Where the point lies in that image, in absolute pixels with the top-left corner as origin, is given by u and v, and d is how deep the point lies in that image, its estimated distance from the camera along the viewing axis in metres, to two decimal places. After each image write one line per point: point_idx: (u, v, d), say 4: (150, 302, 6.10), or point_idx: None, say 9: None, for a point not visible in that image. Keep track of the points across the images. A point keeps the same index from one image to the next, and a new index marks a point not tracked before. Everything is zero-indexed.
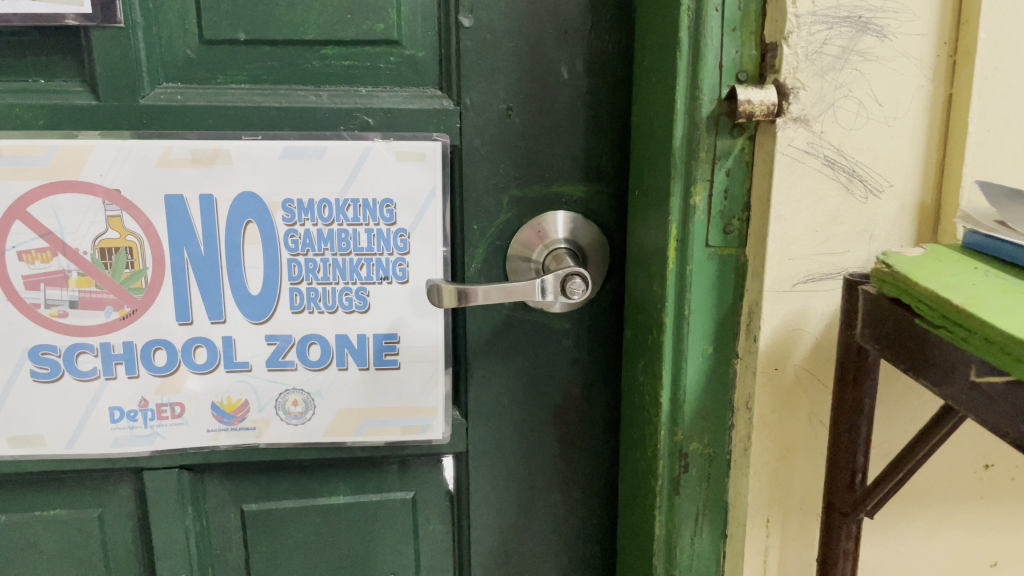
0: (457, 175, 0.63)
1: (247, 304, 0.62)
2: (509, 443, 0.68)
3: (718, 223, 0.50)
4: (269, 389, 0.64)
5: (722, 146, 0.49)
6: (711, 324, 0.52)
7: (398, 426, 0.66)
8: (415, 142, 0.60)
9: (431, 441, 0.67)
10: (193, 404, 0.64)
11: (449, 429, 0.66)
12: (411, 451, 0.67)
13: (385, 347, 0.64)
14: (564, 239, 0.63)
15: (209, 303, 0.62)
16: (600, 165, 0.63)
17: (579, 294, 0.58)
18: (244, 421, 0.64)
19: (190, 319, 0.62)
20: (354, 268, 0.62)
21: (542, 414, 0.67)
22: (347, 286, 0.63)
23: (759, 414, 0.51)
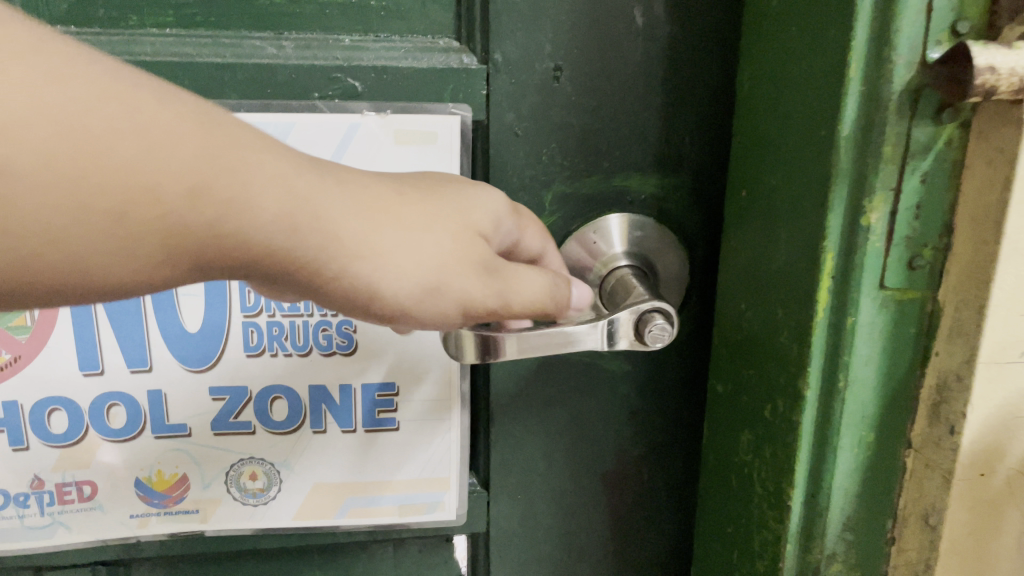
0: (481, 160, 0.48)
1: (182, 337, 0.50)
2: (545, 520, 0.51)
3: (901, 255, 0.33)
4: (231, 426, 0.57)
5: (920, 138, 0.31)
6: (874, 400, 0.35)
7: (396, 505, 0.48)
8: (422, 116, 0.42)
9: (440, 522, 0.50)
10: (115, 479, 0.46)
11: (465, 506, 0.49)
12: (413, 534, 0.50)
13: (378, 403, 0.46)
14: (630, 256, 0.45)
15: (126, 346, 0.43)
16: (682, 151, 0.45)
17: (664, 341, 0.40)
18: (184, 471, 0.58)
19: (100, 368, 0.43)
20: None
21: (589, 483, 0.50)
22: (323, 319, 0.44)
23: (949, 538, 0.35)
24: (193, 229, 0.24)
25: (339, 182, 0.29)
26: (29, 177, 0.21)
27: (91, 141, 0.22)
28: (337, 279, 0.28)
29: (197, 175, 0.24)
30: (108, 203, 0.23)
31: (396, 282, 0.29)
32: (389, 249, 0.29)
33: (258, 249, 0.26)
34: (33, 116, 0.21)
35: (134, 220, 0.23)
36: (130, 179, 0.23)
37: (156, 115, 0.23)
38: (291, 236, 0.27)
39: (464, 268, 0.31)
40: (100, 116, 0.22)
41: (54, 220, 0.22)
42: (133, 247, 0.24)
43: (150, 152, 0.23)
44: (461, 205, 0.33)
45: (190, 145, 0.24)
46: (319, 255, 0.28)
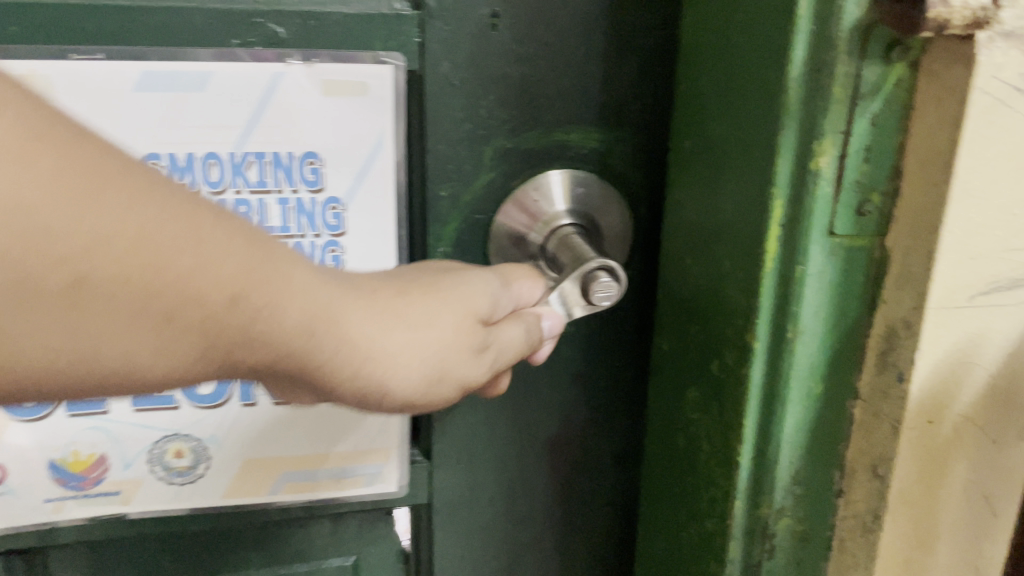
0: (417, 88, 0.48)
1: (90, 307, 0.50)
2: (489, 489, 0.49)
3: (850, 201, 0.32)
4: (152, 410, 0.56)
5: (870, 79, 0.31)
6: (824, 351, 0.35)
7: (333, 478, 0.46)
8: (352, 67, 0.40)
9: (381, 494, 0.48)
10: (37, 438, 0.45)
11: (407, 478, 0.48)
12: (352, 508, 0.49)
13: None
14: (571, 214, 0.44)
15: None
16: (625, 104, 0.43)
17: (612, 297, 0.37)
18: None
19: None
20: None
21: (534, 449, 0.49)
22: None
23: (897, 489, 0.34)
24: (228, 333, 0.25)
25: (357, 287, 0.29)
26: (99, 284, 0.22)
27: (152, 253, 0.23)
28: (351, 378, 0.28)
29: (237, 287, 0.24)
30: (163, 305, 0.23)
31: (401, 378, 0.29)
32: (396, 345, 0.29)
33: (289, 356, 0.26)
34: (104, 237, 0.22)
35: (181, 322, 0.24)
36: (184, 288, 0.23)
37: (214, 231, 0.24)
38: (314, 340, 0.27)
39: (462, 354, 0.31)
40: (165, 230, 0.23)
41: (111, 320, 0.23)
42: (175, 344, 0.24)
43: (202, 267, 0.24)
44: (469, 293, 0.32)
45: (242, 257, 0.25)
46: (340, 352, 0.27)
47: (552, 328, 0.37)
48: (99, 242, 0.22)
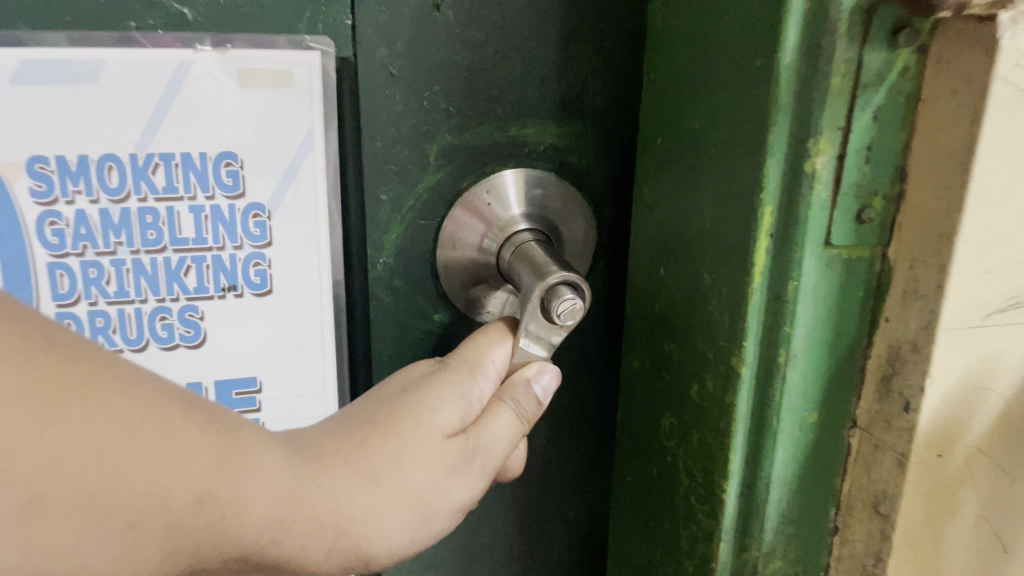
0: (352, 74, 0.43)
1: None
2: None
3: (850, 206, 0.28)
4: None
5: (873, 67, 0.26)
6: (818, 375, 0.31)
7: None
8: (271, 53, 0.35)
9: None
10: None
11: None
12: None
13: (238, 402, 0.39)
14: (531, 219, 0.39)
15: None
16: (585, 93, 0.39)
17: (578, 314, 0.32)
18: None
19: None
20: (172, 276, 0.36)
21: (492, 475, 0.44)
22: (161, 304, 0.37)
23: (903, 531, 0.30)
24: (195, 540, 0.20)
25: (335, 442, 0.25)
26: (47, 503, 0.18)
27: (113, 465, 0.18)
28: (329, 554, 0.24)
29: (209, 484, 0.20)
30: (123, 516, 0.19)
31: (386, 540, 0.25)
32: (380, 506, 0.25)
33: (264, 548, 0.22)
34: (59, 453, 0.18)
35: (141, 534, 0.19)
36: (146, 497, 0.19)
37: (183, 431, 0.20)
38: (295, 521, 0.23)
39: (452, 493, 0.27)
40: (128, 436, 0.19)
41: (59, 546, 0.18)
42: (136, 558, 0.20)
43: (167, 474, 0.19)
44: (451, 417, 0.28)
45: (214, 452, 0.21)
46: (323, 530, 0.23)
47: (547, 386, 0.34)
48: (49, 461, 0.17)
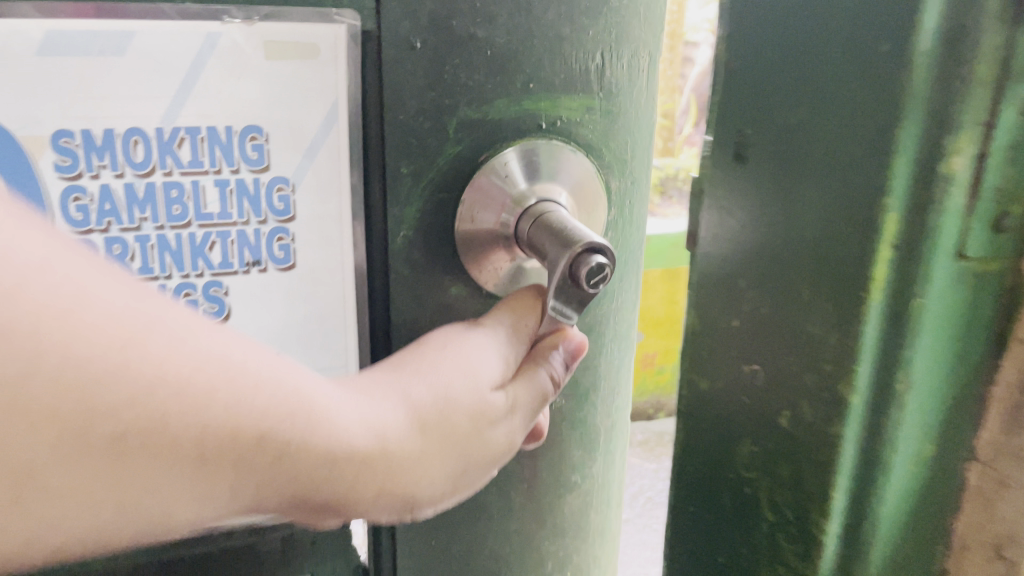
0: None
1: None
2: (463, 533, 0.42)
3: (990, 215, 0.25)
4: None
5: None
6: (937, 400, 0.27)
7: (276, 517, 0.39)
8: (302, 20, 0.32)
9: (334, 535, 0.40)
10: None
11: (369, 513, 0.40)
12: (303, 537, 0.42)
13: None
14: (543, 187, 0.35)
15: None
16: (599, 65, 0.36)
17: (608, 277, 0.30)
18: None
19: None
20: (196, 253, 0.33)
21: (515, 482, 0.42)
22: (185, 281, 0.33)
23: None
24: (265, 481, 0.20)
25: (369, 389, 0.24)
26: (138, 436, 0.17)
27: (194, 395, 0.18)
28: (375, 498, 0.23)
29: (282, 422, 0.20)
30: (195, 445, 0.18)
31: (424, 487, 0.24)
32: (419, 456, 0.24)
33: (317, 494, 0.21)
34: (146, 389, 0.17)
35: (211, 472, 0.19)
36: (219, 426, 0.19)
37: (248, 363, 0.20)
38: (361, 472, 0.22)
39: (494, 436, 0.27)
40: (209, 364, 0.19)
41: (136, 474, 0.18)
42: (214, 492, 0.19)
43: (242, 401, 0.19)
44: (470, 357, 0.27)
45: (287, 389, 0.20)
46: (379, 485, 0.23)
47: (573, 349, 0.31)
48: (149, 385, 0.17)
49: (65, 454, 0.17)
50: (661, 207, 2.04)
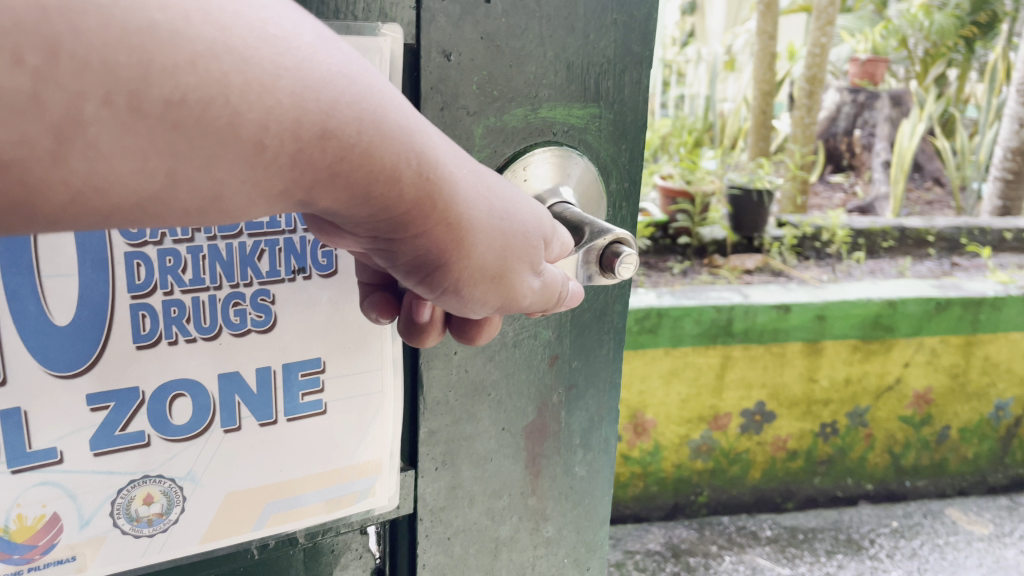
0: (416, 96, 0.44)
1: (52, 346, 0.40)
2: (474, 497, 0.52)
3: None
4: (113, 476, 0.43)
5: None
6: None
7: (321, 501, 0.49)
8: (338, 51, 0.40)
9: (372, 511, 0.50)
10: (40, 445, 0.40)
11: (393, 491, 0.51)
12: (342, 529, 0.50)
13: (304, 385, 0.46)
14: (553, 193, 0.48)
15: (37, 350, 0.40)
16: None
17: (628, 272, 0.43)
18: (56, 549, 0.42)
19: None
20: (247, 260, 0.44)
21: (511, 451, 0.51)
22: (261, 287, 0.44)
23: None
24: (312, 156, 0.26)
25: (388, 105, 0.28)
26: (193, 104, 0.23)
27: (249, 78, 0.24)
28: (383, 176, 0.28)
29: (323, 109, 0.26)
30: (254, 135, 0.25)
31: (409, 185, 0.29)
32: (398, 160, 0.29)
33: (350, 170, 0.27)
34: (205, 52, 0.23)
35: (265, 153, 0.25)
36: (284, 118, 0.25)
37: (311, 57, 0.26)
38: (343, 162, 0.27)
39: (467, 193, 0.32)
40: (229, 54, 0.24)
41: (214, 156, 0.24)
42: (263, 175, 0.26)
43: (274, 111, 0.25)
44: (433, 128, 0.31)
45: (314, 94, 0.26)
46: (369, 172, 0.28)
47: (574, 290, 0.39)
48: (195, 56, 0.23)
49: (130, 124, 0.22)
50: (798, 264, 1.88)
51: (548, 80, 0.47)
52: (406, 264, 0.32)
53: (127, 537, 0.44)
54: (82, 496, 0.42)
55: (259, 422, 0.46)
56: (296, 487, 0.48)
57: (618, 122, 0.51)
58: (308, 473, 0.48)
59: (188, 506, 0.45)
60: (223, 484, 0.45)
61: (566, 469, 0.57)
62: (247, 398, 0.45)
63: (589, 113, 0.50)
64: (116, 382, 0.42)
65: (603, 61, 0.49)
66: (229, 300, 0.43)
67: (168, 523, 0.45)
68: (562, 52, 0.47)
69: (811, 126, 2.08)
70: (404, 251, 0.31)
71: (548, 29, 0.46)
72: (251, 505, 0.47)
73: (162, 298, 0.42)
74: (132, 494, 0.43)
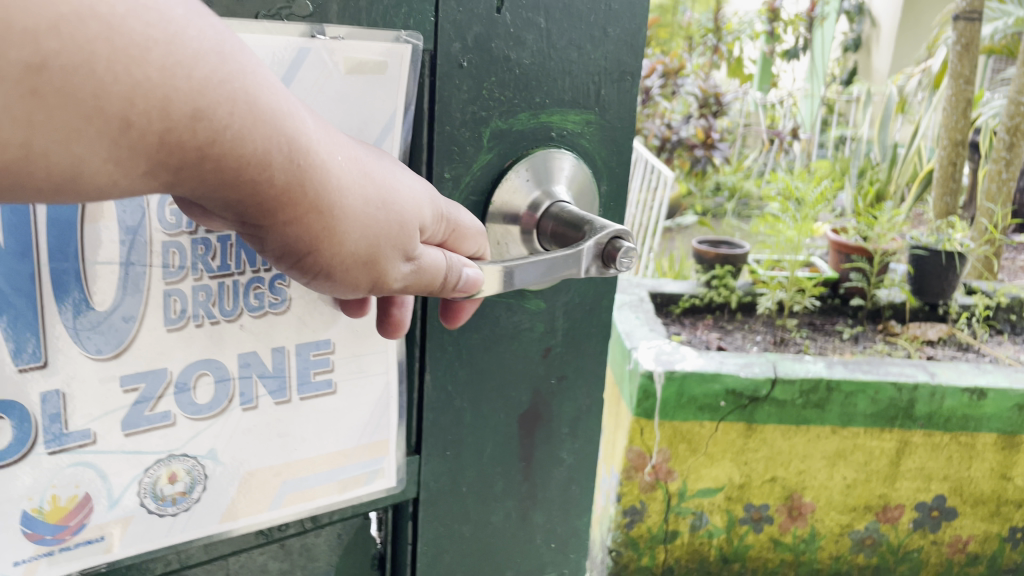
0: (430, 113, 0.39)
1: (91, 326, 0.35)
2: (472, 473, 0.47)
3: None
4: (141, 456, 0.37)
5: None
6: None
7: (334, 481, 0.42)
8: (369, 43, 0.36)
9: (378, 493, 0.44)
10: (74, 424, 0.35)
11: (403, 472, 0.45)
12: (341, 516, 0.44)
13: (313, 363, 0.40)
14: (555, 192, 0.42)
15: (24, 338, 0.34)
16: None
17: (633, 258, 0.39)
18: (84, 531, 0.37)
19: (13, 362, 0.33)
20: None
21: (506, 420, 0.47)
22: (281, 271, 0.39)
23: None
24: (178, 141, 0.24)
25: (260, 83, 0.25)
26: (56, 72, 0.21)
27: (117, 48, 0.21)
28: (251, 165, 0.25)
29: (196, 92, 0.23)
30: (120, 111, 0.22)
31: (281, 173, 0.26)
32: (268, 143, 0.26)
33: (215, 156, 0.25)
34: (72, 15, 0.21)
35: (130, 130, 0.23)
36: (152, 94, 0.22)
37: (184, 32, 0.23)
38: (214, 144, 0.24)
39: (343, 177, 0.28)
40: (96, 20, 0.21)
41: (56, 123, 0.21)
42: (127, 156, 0.23)
43: (142, 86, 0.22)
44: (307, 107, 0.28)
45: (186, 70, 0.23)
46: (240, 156, 0.25)
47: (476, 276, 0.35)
48: (59, 19, 0.20)
49: None
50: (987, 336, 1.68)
51: (546, 85, 0.41)
52: (277, 252, 0.29)
53: (151, 519, 0.39)
54: (112, 477, 0.37)
55: (274, 400, 0.40)
56: (307, 465, 0.41)
57: (611, 134, 0.45)
58: (328, 450, 0.42)
59: (209, 485, 0.39)
60: (245, 461, 0.40)
61: (558, 468, 0.51)
62: (262, 375, 0.39)
63: (584, 120, 0.43)
64: (149, 360, 0.36)
65: (597, 70, 0.43)
66: (250, 283, 0.38)
67: (192, 503, 0.39)
68: (560, 61, 0.41)
69: (1010, 182, 1.91)
70: (269, 240, 0.28)
71: (548, 41, 0.41)
72: (275, 490, 0.41)
73: (192, 283, 0.37)
74: (157, 473, 0.38)
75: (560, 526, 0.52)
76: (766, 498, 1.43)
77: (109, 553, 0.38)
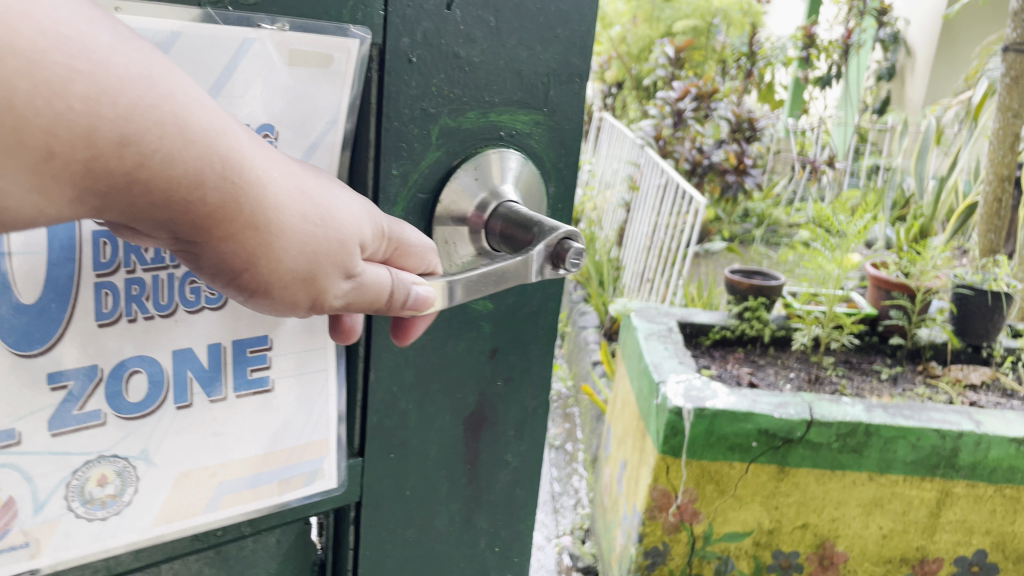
0: (377, 109, 0.38)
1: (18, 321, 0.33)
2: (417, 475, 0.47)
3: None
4: (69, 458, 0.35)
5: None
6: None
7: (274, 484, 0.41)
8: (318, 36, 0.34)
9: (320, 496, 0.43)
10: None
11: (346, 473, 0.44)
12: (280, 518, 0.43)
13: (250, 359, 0.39)
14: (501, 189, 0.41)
15: None
16: None
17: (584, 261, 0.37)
18: (8, 536, 0.35)
19: None
20: None
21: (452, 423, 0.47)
22: None
23: None
24: (104, 168, 0.23)
25: (190, 103, 0.25)
26: None
27: (38, 81, 0.21)
28: (184, 185, 0.25)
29: (123, 119, 0.23)
30: (43, 142, 0.22)
31: (215, 193, 0.25)
32: (201, 162, 0.25)
33: (144, 177, 0.24)
34: None
35: (56, 163, 0.22)
36: (76, 123, 0.22)
37: (110, 59, 0.22)
38: (143, 168, 0.24)
39: (283, 194, 0.27)
40: (14, 56, 0.20)
41: None
42: (51, 185, 0.22)
43: (65, 116, 0.22)
44: (244, 125, 0.27)
45: (111, 97, 0.22)
46: (170, 176, 0.24)
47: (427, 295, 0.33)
48: None
49: None
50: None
51: (496, 84, 0.41)
52: (214, 273, 0.28)
53: (78, 524, 0.36)
54: (37, 479, 0.35)
55: (210, 398, 0.39)
56: (245, 467, 0.40)
57: (558, 135, 0.44)
58: (267, 450, 0.41)
59: (142, 488, 0.37)
60: (180, 462, 0.38)
61: (503, 471, 0.50)
62: (198, 372, 0.38)
63: (533, 119, 0.43)
64: (81, 354, 0.35)
65: (547, 71, 0.42)
66: (186, 278, 0.37)
67: (123, 506, 0.37)
68: (509, 60, 0.41)
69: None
70: (206, 262, 0.27)
71: (498, 39, 0.40)
72: (210, 491, 0.39)
73: (124, 276, 0.36)
74: (86, 475, 0.36)
75: (505, 529, 0.52)
76: (796, 545, 1.38)
77: (35, 560, 0.36)
